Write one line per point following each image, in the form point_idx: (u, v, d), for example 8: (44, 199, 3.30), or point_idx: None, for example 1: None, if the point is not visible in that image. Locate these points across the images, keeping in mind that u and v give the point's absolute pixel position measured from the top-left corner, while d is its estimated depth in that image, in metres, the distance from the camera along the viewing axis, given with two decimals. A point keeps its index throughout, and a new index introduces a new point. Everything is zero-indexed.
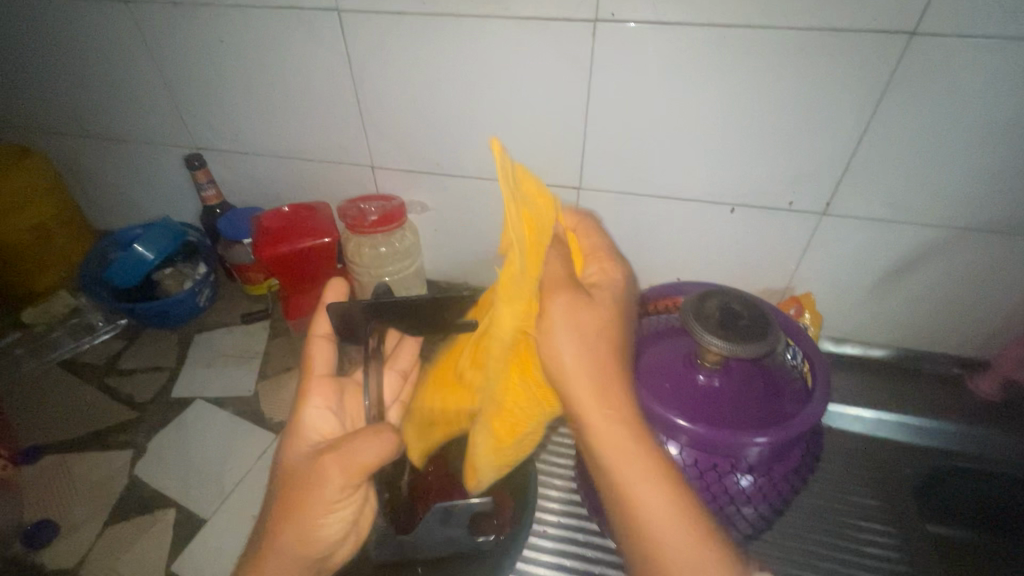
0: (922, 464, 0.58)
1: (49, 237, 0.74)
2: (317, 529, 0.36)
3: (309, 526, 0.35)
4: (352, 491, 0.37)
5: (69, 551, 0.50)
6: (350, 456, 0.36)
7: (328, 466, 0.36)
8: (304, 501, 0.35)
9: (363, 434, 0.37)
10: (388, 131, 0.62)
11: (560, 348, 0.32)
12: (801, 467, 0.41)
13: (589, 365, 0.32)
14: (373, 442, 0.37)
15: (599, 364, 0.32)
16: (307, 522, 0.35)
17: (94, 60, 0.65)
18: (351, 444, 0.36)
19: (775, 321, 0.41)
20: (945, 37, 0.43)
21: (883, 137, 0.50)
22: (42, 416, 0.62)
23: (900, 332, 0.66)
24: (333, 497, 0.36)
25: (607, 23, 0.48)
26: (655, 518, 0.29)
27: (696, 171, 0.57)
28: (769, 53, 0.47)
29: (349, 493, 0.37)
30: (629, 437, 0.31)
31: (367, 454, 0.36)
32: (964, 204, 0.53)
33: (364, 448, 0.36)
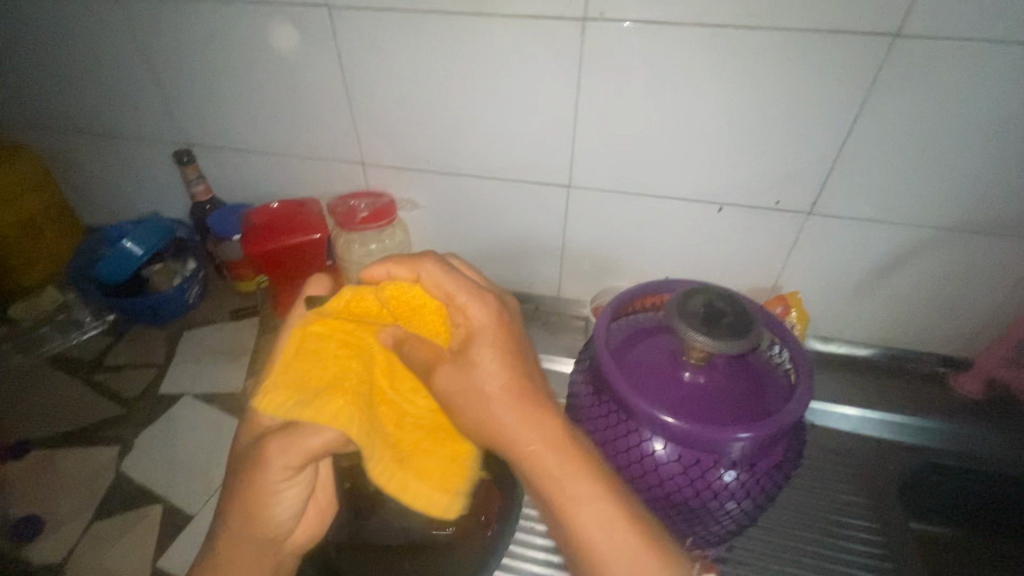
0: (905, 461, 0.59)
1: (36, 232, 0.73)
2: (271, 508, 0.36)
3: (257, 513, 0.36)
4: (295, 474, 0.35)
5: (54, 547, 0.50)
6: (295, 444, 0.34)
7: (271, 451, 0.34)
8: (250, 480, 0.35)
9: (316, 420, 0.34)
10: (379, 128, 0.62)
11: (468, 393, 0.35)
12: (784, 462, 0.41)
13: (501, 402, 0.35)
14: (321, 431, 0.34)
15: (516, 403, 0.35)
16: (255, 508, 0.36)
17: (82, 54, 0.65)
18: (297, 431, 0.34)
19: (758, 319, 0.41)
20: (928, 40, 0.44)
21: (868, 138, 0.51)
22: (28, 412, 0.61)
23: (886, 332, 0.67)
24: (275, 481, 0.35)
25: (597, 22, 0.48)
26: (590, 530, 0.32)
27: (685, 170, 0.57)
28: (756, 54, 0.47)
29: (295, 474, 0.36)
30: (575, 479, 0.33)
31: (312, 442, 0.34)
32: (947, 205, 0.54)
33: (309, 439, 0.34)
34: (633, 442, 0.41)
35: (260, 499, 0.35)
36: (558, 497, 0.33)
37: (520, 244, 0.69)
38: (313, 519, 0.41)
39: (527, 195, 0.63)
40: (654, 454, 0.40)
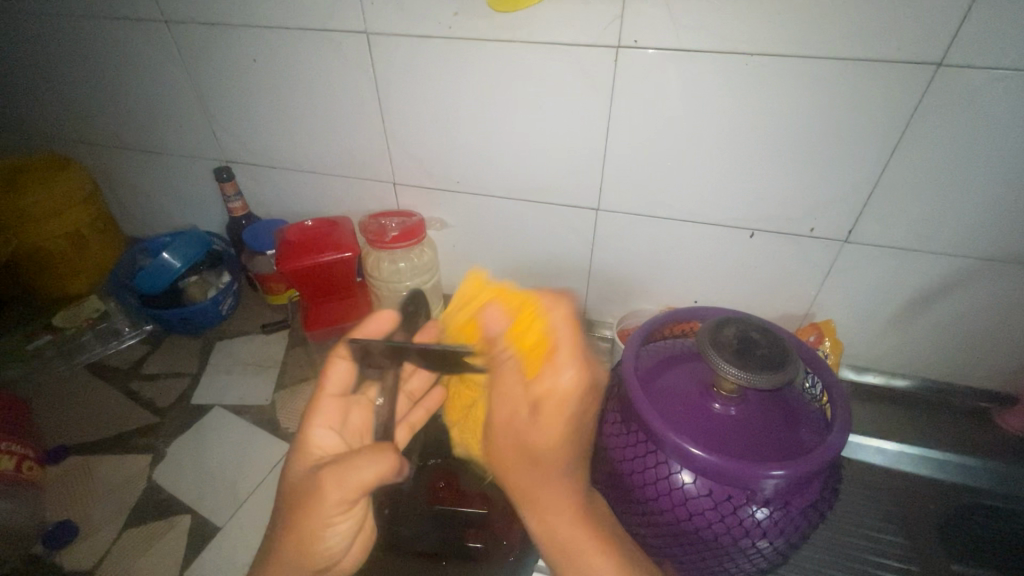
0: (948, 500, 0.56)
1: (82, 243, 0.77)
2: (320, 540, 0.37)
3: (308, 541, 0.37)
4: (350, 506, 0.37)
5: (87, 552, 0.51)
6: (352, 479, 0.36)
7: (328, 486, 0.36)
8: (306, 516, 0.36)
9: (369, 454, 0.38)
10: (411, 150, 0.63)
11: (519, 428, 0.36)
12: (819, 500, 0.40)
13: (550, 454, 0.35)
14: (376, 463, 0.37)
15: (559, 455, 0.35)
16: (307, 536, 0.36)
17: (133, 76, 0.68)
18: (353, 464, 0.37)
19: (793, 351, 0.40)
20: (971, 69, 0.43)
21: (908, 167, 0.50)
22: (68, 418, 0.63)
23: (924, 364, 0.65)
24: (331, 513, 0.37)
25: (629, 49, 0.49)
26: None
27: (714, 195, 0.56)
28: (792, 81, 0.47)
29: (350, 508, 0.37)
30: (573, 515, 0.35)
31: (366, 474, 0.37)
32: (991, 236, 0.52)
33: (369, 477, 0.37)
34: (662, 473, 0.40)
35: (315, 533, 0.37)
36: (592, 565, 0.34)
37: (548, 265, 0.69)
38: (356, 550, 0.40)
39: (553, 216, 0.64)
40: (682, 487, 0.39)
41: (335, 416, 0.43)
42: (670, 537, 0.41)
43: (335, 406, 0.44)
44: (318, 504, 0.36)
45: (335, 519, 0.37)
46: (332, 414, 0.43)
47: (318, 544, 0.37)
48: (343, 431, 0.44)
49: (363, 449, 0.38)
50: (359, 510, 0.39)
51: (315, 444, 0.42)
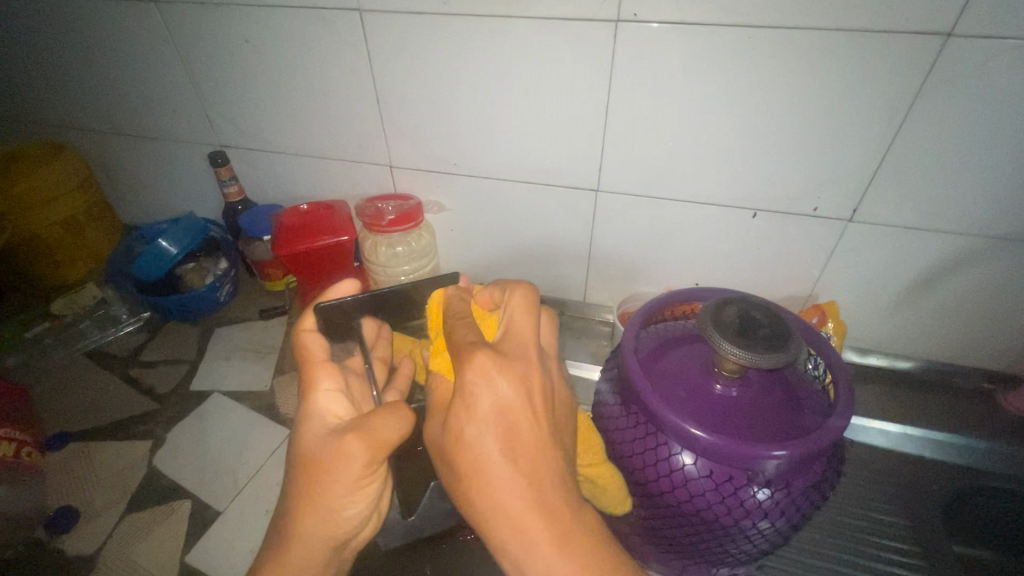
0: (949, 482, 0.56)
1: (78, 229, 0.76)
2: (345, 511, 0.38)
3: (335, 511, 0.38)
4: (376, 466, 0.39)
5: (89, 537, 0.52)
6: (380, 438, 0.38)
7: (356, 447, 0.37)
8: (337, 478, 0.37)
9: (389, 413, 0.40)
10: (406, 132, 0.62)
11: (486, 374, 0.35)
12: (821, 481, 0.39)
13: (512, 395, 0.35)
14: (398, 422, 0.40)
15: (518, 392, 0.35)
16: (334, 505, 0.37)
17: (124, 58, 0.67)
18: (377, 424, 0.39)
19: (795, 331, 0.40)
20: (981, 40, 0.42)
21: (914, 144, 0.49)
22: (67, 405, 0.63)
23: (927, 345, 0.64)
24: (358, 475, 0.38)
25: (628, 23, 0.47)
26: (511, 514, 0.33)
27: (717, 175, 0.55)
28: (796, 54, 0.46)
29: (374, 470, 0.39)
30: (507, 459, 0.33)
31: (391, 432, 0.39)
32: (997, 214, 0.51)
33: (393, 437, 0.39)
34: (663, 455, 0.40)
35: (341, 498, 0.38)
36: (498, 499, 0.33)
37: (547, 249, 0.69)
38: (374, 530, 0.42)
39: (554, 198, 0.63)
40: (683, 468, 0.39)
41: (339, 378, 0.44)
42: (670, 518, 0.41)
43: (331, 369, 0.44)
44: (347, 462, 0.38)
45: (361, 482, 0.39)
46: (336, 375, 0.44)
47: (344, 516, 0.38)
48: (346, 392, 0.44)
49: (383, 411, 0.40)
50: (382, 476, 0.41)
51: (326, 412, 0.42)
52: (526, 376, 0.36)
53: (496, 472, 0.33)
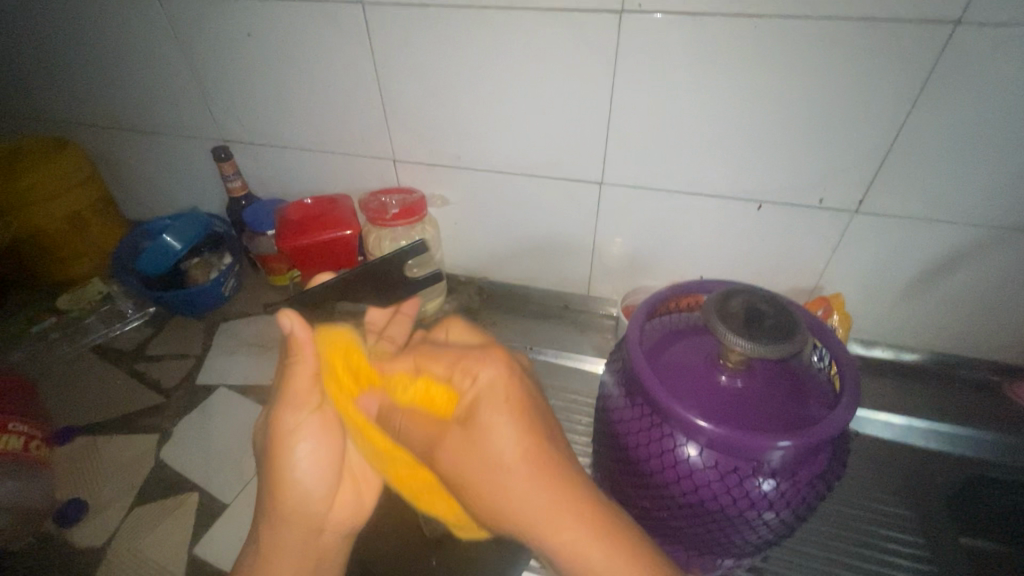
0: (955, 474, 0.56)
1: (83, 225, 0.76)
2: (296, 479, 0.42)
3: (284, 483, 0.42)
4: (300, 433, 0.42)
5: (98, 529, 0.52)
6: (286, 409, 0.41)
7: (274, 418, 0.41)
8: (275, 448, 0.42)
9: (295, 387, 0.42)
10: (410, 126, 0.62)
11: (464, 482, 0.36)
12: (826, 472, 0.39)
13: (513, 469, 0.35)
14: (301, 396, 0.41)
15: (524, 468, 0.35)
16: (281, 477, 0.42)
17: (127, 53, 0.66)
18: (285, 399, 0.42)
19: (802, 322, 0.40)
20: (991, 27, 0.41)
21: (922, 134, 0.48)
22: (74, 399, 0.64)
23: (933, 337, 0.64)
24: (289, 445, 0.42)
25: (633, 14, 0.47)
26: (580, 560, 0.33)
27: (722, 167, 0.55)
28: (804, 44, 0.45)
29: (302, 434, 0.42)
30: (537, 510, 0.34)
31: (293, 405, 0.41)
32: (1005, 205, 0.50)
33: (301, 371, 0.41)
34: (667, 446, 0.40)
35: (281, 464, 0.41)
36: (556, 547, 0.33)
37: (551, 243, 0.69)
38: (349, 502, 0.44)
39: (558, 191, 0.63)
40: (688, 460, 0.39)
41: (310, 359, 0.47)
42: (675, 509, 0.41)
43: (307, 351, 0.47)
44: (281, 428, 0.42)
45: (299, 436, 0.42)
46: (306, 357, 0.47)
47: (295, 485, 0.42)
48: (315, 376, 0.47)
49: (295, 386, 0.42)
50: (326, 430, 0.43)
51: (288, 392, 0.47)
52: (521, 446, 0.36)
53: (503, 505, 0.35)
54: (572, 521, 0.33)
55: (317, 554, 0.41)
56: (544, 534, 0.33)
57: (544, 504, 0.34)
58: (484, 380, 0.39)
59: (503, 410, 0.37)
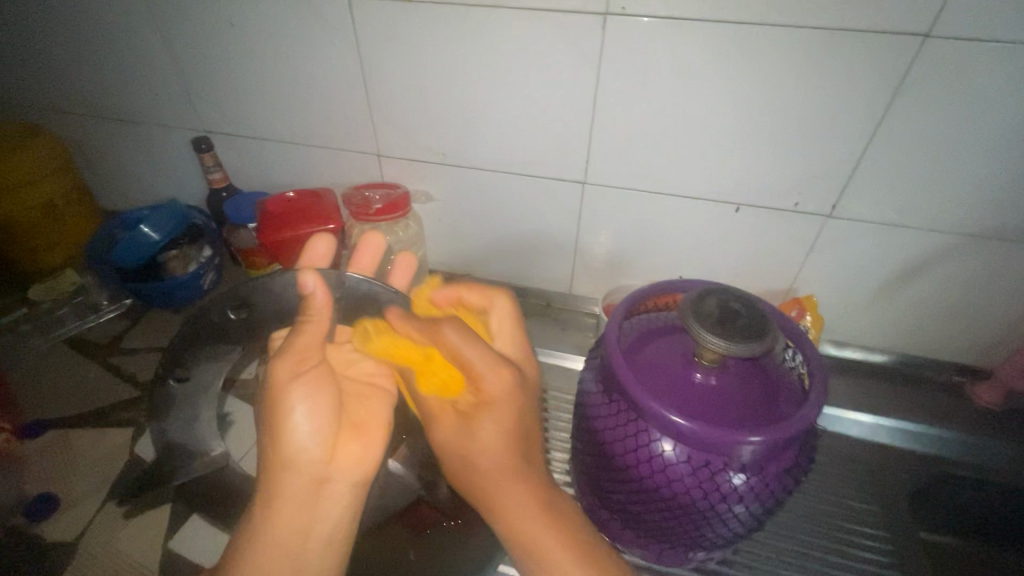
0: (919, 471, 0.58)
1: (57, 214, 0.74)
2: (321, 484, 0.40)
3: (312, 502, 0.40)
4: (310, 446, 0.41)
5: (70, 523, 0.51)
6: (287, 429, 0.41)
7: (285, 436, 0.40)
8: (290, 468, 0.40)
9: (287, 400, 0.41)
10: (394, 120, 0.62)
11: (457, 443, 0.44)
12: (794, 467, 0.41)
13: (492, 470, 0.42)
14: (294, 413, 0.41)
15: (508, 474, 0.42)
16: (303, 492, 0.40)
17: (106, 40, 0.65)
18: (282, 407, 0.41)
19: (773, 321, 0.41)
20: (957, 40, 0.43)
21: (892, 141, 0.50)
22: (45, 392, 0.63)
23: (902, 339, 0.66)
24: (307, 455, 0.40)
25: (616, 17, 0.48)
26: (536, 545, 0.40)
27: (702, 169, 0.56)
28: (781, 51, 0.46)
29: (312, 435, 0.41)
30: (501, 485, 0.42)
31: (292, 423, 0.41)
32: (969, 211, 0.52)
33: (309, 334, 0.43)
34: (642, 441, 0.40)
35: (295, 478, 0.40)
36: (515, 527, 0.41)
37: (534, 241, 0.69)
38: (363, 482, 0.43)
39: (542, 190, 0.63)
40: (662, 454, 0.40)
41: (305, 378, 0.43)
42: (648, 503, 0.42)
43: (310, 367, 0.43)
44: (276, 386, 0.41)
45: (300, 396, 0.41)
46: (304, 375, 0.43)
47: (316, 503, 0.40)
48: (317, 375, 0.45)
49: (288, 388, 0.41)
50: (318, 385, 0.43)
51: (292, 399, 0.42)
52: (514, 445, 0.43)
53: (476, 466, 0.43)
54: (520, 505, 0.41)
55: (314, 514, 0.39)
56: (507, 521, 0.41)
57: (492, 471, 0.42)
58: (491, 385, 0.42)
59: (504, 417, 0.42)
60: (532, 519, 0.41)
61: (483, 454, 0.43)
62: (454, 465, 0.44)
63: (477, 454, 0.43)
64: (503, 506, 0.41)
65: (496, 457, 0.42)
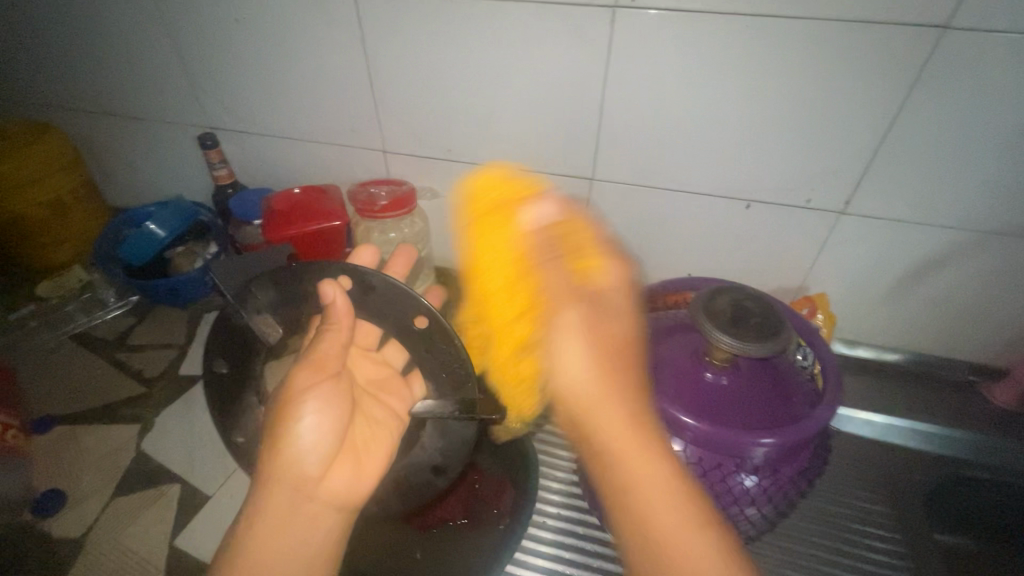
0: (932, 472, 0.57)
1: (64, 210, 0.74)
2: (318, 485, 0.38)
3: (307, 493, 0.38)
4: (322, 454, 0.39)
5: (77, 520, 0.51)
6: (291, 440, 0.38)
7: (286, 444, 0.38)
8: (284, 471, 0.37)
9: (304, 408, 0.39)
10: (399, 115, 0.61)
11: (570, 378, 0.38)
12: (807, 469, 0.40)
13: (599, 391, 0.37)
14: (305, 418, 0.39)
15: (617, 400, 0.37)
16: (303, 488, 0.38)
17: (111, 36, 0.65)
18: (292, 416, 0.38)
19: (787, 321, 0.40)
20: (977, 32, 0.42)
21: (908, 136, 0.49)
22: (52, 388, 0.63)
23: (914, 338, 0.65)
24: (310, 458, 0.38)
25: (626, 9, 0.47)
26: (648, 499, 0.33)
27: (712, 165, 0.55)
28: (796, 43, 0.45)
29: (317, 442, 0.39)
30: (625, 424, 0.35)
31: (303, 428, 0.38)
32: (986, 207, 0.51)
33: (329, 337, 0.41)
34: None
35: (298, 482, 0.37)
36: (641, 490, 0.33)
37: None
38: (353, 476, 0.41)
39: (549, 186, 0.62)
40: (673, 455, 0.39)
41: (327, 395, 0.40)
42: None
43: (327, 377, 0.41)
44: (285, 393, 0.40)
45: (303, 405, 0.39)
46: (325, 392, 0.40)
47: (310, 506, 0.38)
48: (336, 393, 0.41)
49: (304, 396, 0.39)
50: (331, 397, 0.40)
51: (302, 411, 0.39)
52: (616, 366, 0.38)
53: (581, 378, 0.38)
54: (640, 447, 0.34)
55: (308, 530, 0.37)
56: (614, 472, 0.34)
57: (620, 410, 0.36)
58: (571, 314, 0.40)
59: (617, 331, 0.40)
60: (651, 468, 0.34)
61: (592, 365, 0.37)
62: (558, 372, 0.38)
63: (576, 359, 0.38)
64: (612, 427, 0.35)
65: (603, 384, 0.37)
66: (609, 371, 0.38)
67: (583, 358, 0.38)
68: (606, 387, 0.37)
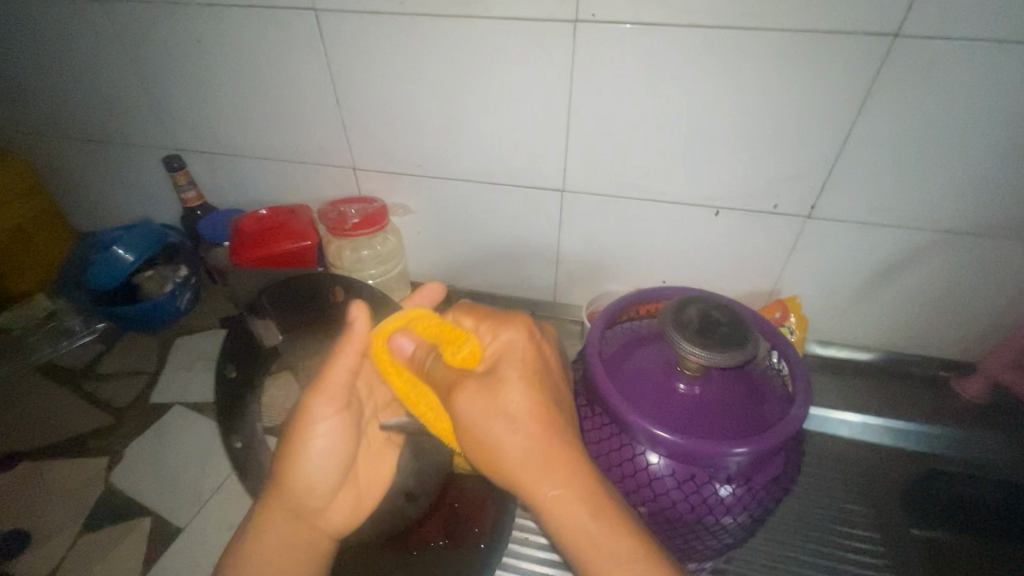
0: (908, 470, 0.58)
1: (26, 238, 0.72)
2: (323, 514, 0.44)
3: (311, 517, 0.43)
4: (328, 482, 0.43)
5: (44, 559, 0.50)
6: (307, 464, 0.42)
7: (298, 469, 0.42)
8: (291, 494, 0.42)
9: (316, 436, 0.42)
10: (368, 132, 0.61)
11: (488, 412, 0.36)
12: (782, 474, 0.40)
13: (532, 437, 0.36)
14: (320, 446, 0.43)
15: (550, 446, 0.35)
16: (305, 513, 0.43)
17: (70, 60, 0.64)
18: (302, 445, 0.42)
19: (755, 328, 0.40)
20: (927, 40, 0.43)
21: (868, 140, 0.50)
22: (17, 422, 0.61)
23: (886, 337, 0.66)
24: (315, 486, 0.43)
25: (588, 23, 0.47)
26: (577, 535, 0.33)
27: (681, 173, 0.56)
28: (755, 53, 0.46)
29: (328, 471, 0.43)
30: (526, 451, 0.35)
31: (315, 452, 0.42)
32: (947, 207, 0.52)
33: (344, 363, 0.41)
34: (627, 455, 0.40)
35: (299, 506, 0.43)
36: (563, 523, 0.34)
37: (515, 250, 0.69)
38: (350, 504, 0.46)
39: (522, 198, 0.62)
40: (649, 468, 0.39)
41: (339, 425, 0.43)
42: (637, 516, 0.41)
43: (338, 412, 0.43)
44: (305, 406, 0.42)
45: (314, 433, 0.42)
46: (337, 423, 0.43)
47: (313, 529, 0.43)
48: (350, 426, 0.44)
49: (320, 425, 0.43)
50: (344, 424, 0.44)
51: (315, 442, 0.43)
52: (540, 402, 0.37)
53: (503, 433, 0.36)
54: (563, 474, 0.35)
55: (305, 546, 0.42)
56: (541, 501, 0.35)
57: (523, 444, 0.36)
58: (506, 336, 0.39)
59: (517, 378, 0.37)
60: (576, 501, 0.34)
61: (512, 412, 0.36)
62: (480, 420, 0.36)
63: (515, 394, 0.36)
64: (524, 465, 0.35)
65: (531, 422, 0.36)
66: (526, 424, 0.36)
67: (504, 397, 0.36)
68: (538, 428, 0.36)
